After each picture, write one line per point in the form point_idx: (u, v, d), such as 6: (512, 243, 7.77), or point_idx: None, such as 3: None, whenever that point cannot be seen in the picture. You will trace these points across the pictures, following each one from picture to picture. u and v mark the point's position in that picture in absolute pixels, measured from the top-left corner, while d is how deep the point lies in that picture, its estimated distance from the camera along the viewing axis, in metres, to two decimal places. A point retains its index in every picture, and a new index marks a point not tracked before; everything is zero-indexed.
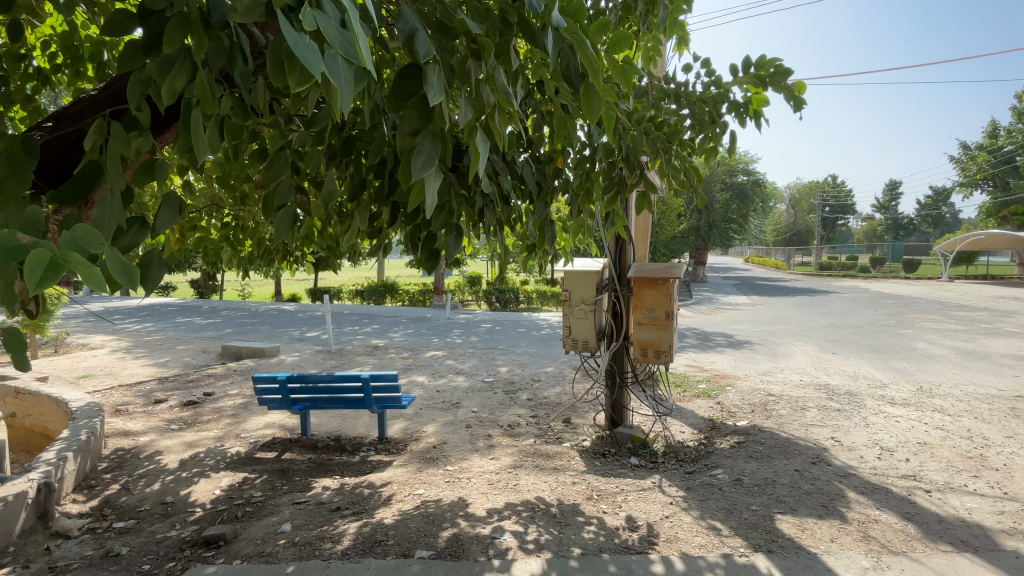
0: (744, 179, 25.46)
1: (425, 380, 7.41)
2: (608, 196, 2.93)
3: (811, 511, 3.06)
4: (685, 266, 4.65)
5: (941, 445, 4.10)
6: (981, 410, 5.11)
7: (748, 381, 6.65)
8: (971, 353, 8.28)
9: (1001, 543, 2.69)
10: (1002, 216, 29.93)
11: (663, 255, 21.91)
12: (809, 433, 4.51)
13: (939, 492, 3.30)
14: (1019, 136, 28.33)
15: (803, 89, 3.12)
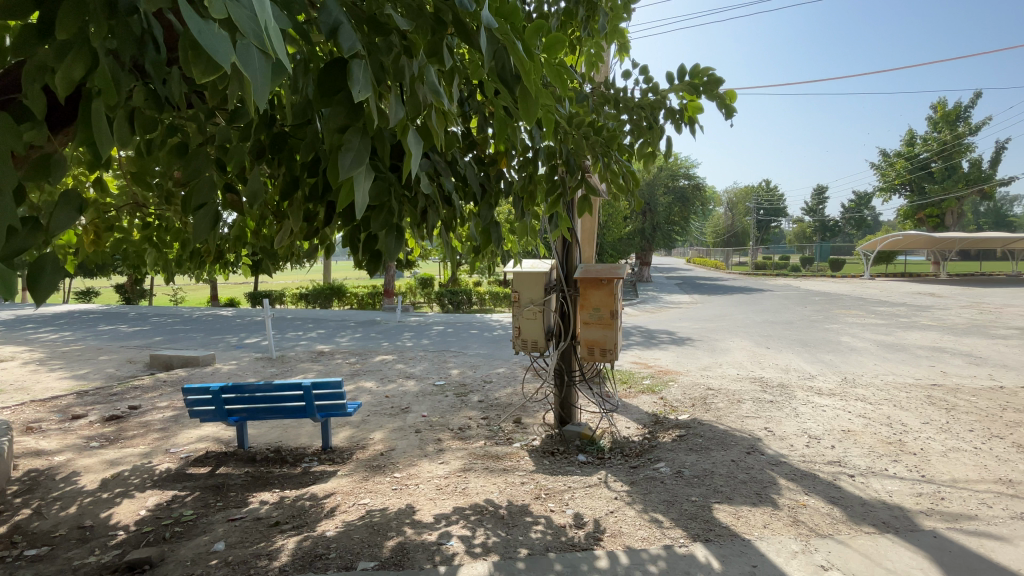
0: (686, 184, 26.43)
1: (373, 385, 7.23)
2: (551, 199, 2.95)
3: (746, 499, 3.22)
4: (629, 267, 4.78)
5: (864, 432, 4.42)
6: (897, 398, 5.55)
7: (689, 376, 6.94)
8: (889, 345, 9.01)
9: (919, 523, 2.90)
10: (914, 219, 32.76)
11: (610, 256, 22.45)
12: (744, 424, 4.75)
13: (861, 476, 3.54)
14: (933, 144, 30.77)
15: (734, 98, 3.27)
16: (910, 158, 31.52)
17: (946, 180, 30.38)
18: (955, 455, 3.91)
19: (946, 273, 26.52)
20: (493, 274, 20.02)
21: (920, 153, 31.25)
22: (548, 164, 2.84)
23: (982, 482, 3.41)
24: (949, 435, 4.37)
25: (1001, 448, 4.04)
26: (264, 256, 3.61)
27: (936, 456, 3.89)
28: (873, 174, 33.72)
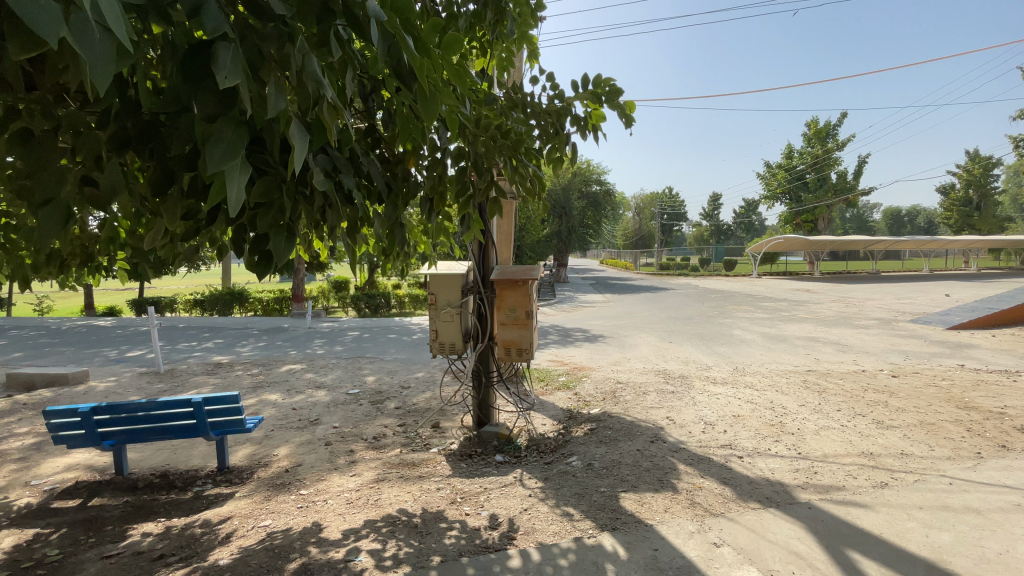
0: (598, 189, 27.56)
1: (279, 398, 6.75)
2: (461, 201, 2.91)
3: (649, 486, 3.41)
4: (544, 267, 4.88)
5: (751, 416, 4.88)
6: (779, 384, 6.20)
7: (601, 371, 7.26)
8: (773, 336, 10.04)
9: (796, 496, 3.24)
10: (793, 224, 36.94)
11: (529, 258, 22.92)
12: (649, 414, 5.05)
13: (749, 457, 3.90)
14: (807, 158, 34.86)
15: (633, 108, 3.46)
16: (789, 170, 35.44)
17: (818, 190, 34.57)
18: (825, 433, 4.42)
19: (819, 271, 30.18)
20: (411, 276, 19.59)
21: (796, 166, 35.24)
22: (457, 165, 2.78)
23: (847, 456, 3.90)
24: (821, 415, 4.95)
25: (861, 424, 4.65)
26: (141, 260, 3.23)
27: (810, 434, 4.38)
28: (760, 184, 37.48)
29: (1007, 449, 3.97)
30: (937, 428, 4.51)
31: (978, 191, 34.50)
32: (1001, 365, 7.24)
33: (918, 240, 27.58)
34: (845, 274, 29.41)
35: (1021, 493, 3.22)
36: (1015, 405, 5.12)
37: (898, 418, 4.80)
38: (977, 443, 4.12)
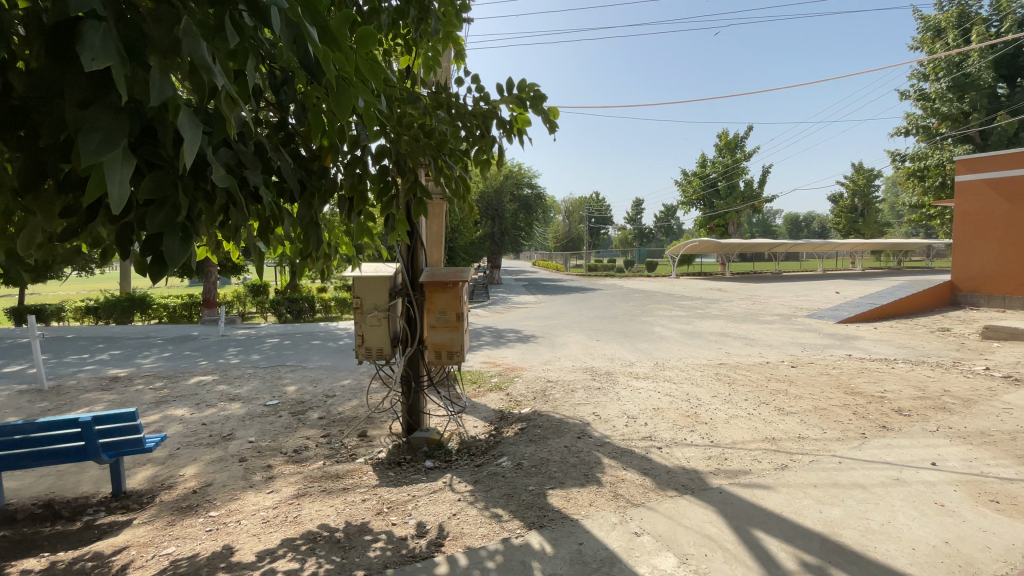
0: (529, 192, 27.96)
1: (186, 412, 6.19)
2: (382, 201, 2.82)
3: (575, 481, 3.50)
4: (474, 270, 4.85)
5: (670, 409, 5.17)
6: (695, 377, 6.62)
7: (532, 370, 7.38)
8: (690, 332, 10.71)
9: (709, 482, 3.47)
10: (707, 227, 39.74)
11: (461, 260, 22.78)
12: (576, 411, 5.19)
13: (667, 447, 4.12)
14: (719, 167, 37.60)
15: (556, 114, 3.54)
16: (704, 177, 38.05)
17: (728, 197, 37.44)
18: (735, 421, 4.77)
19: (730, 271, 32.63)
20: (337, 278, 18.79)
21: (710, 174, 37.90)
22: (378, 164, 2.69)
23: (754, 442, 4.23)
24: (730, 404, 5.34)
25: (766, 411, 5.08)
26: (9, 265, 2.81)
27: (722, 423, 4.71)
28: (678, 189, 39.88)
29: (885, 429, 4.50)
30: (829, 412, 5.02)
31: (861, 200, 39.00)
32: (880, 354, 8.22)
33: (812, 243, 30.69)
34: (753, 274, 32.04)
35: (896, 467, 3.66)
36: (891, 389, 5.82)
37: (797, 405, 5.29)
38: (861, 425, 4.63)
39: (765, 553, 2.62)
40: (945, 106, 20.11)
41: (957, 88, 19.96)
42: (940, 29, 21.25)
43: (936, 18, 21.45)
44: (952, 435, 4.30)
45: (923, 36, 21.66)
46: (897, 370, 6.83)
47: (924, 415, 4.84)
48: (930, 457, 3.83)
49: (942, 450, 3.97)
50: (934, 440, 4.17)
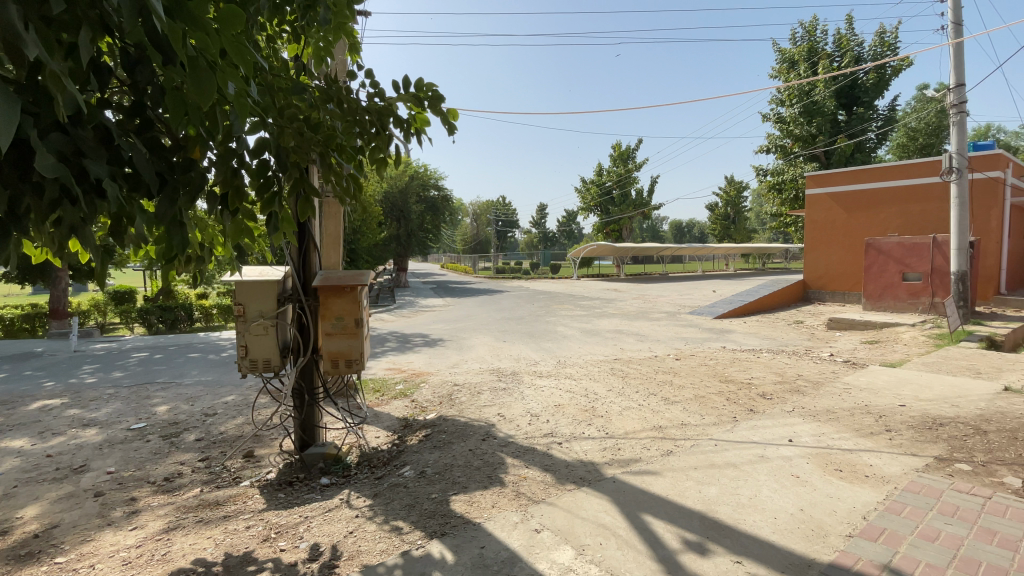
0: (436, 194, 27.59)
1: (24, 443, 5.21)
2: (262, 199, 2.58)
3: (478, 484, 3.50)
4: (373, 273, 4.65)
5: (570, 404, 5.37)
6: (594, 373, 6.96)
7: (438, 375, 7.27)
8: (590, 330, 11.24)
9: (604, 472, 3.65)
10: (605, 232, 42.09)
11: (364, 262, 21.84)
12: (481, 413, 5.19)
13: (567, 442, 4.27)
14: (615, 175, 40.09)
15: (455, 116, 3.52)
16: (600, 185, 40.28)
17: (623, 204, 40.08)
18: (629, 412, 5.08)
19: (625, 273, 34.86)
20: (221, 284, 17.01)
21: (606, 182, 40.20)
22: (257, 157, 2.46)
23: (644, 431, 4.53)
24: (625, 397, 5.68)
25: (655, 402, 5.48)
26: None
27: (617, 415, 4.99)
28: (578, 195, 41.78)
29: (752, 411, 5.07)
30: (707, 400, 5.55)
31: (732, 208, 43.82)
32: (748, 345, 9.26)
33: (694, 249, 33.86)
34: (644, 275, 34.52)
35: (761, 446, 4.13)
36: (757, 376, 6.58)
37: (680, 394, 5.78)
38: (734, 409, 5.18)
39: (653, 535, 2.81)
40: (798, 128, 23.30)
41: (807, 113, 23.17)
42: (794, 60, 24.54)
43: (791, 51, 24.69)
44: (804, 413, 4.95)
45: (781, 66, 24.88)
46: (762, 359, 7.74)
47: (783, 398, 5.53)
48: (787, 434, 4.38)
49: (797, 427, 4.57)
50: (790, 419, 4.79)
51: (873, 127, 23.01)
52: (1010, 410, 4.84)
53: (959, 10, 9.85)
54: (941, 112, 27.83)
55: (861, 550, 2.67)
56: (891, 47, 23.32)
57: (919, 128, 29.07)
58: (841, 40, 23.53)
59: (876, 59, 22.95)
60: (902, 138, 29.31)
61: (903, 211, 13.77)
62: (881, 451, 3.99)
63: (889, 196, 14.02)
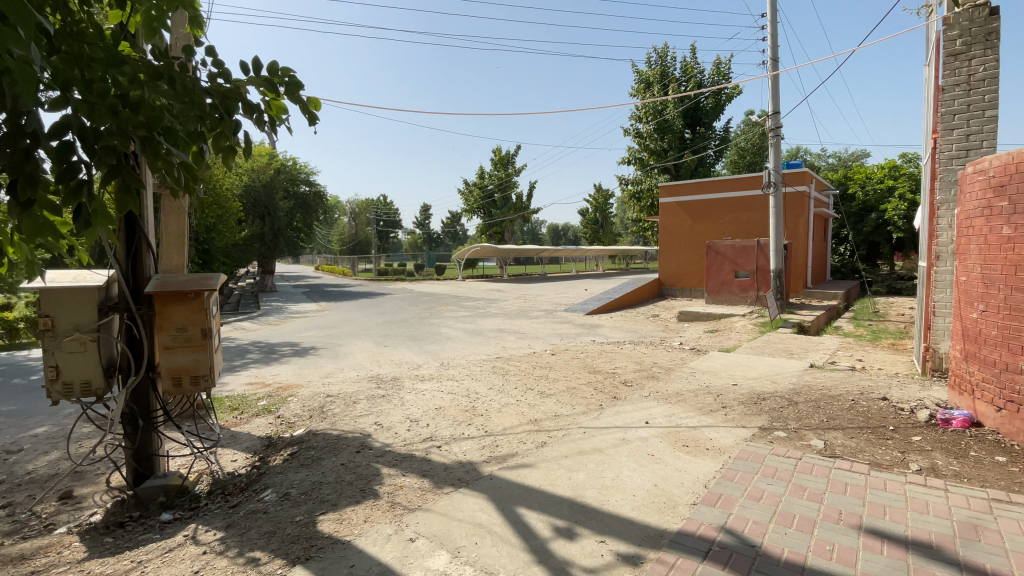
0: (307, 191, 25.76)
1: None
2: (68, 188, 2.16)
3: (350, 500, 3.31)
4: (223, 277, 4.14)
5: (450, 406, 5.34)
6: (476, 373, 7.01)
7: (309, 386, 6.74)
8: (472, 331, 11.34)
9: (481, 471, 3.68)
10: (488, 234, 42.60)
11: (222, 264, 19.49)
12: (356, 424, 4.93)
13: (446, 445, 4.23)
14: (496, 178, 40.94)
15: (316, 105, 3.28)
16: (482, 188, 40.82)
17: (504, 207, 41.17)
18: (507, 409, 5.21)
19: (507, 274, 35.82)
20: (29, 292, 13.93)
21: (488, 185, 40.88)
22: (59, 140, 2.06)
23: (521, 426, 4.67)
24: (503, 394, 5.81)
25: (532, 397, 5.68)
26: None
27: (496, 412, 5.08)
28: (461, 197, 41.90)
29: (617, 399, 5.52)
30: (579, 391, 5.90)
31: (602, 213, 47.45)
32: (615, 338, 10.09)
33: (570, 251, 35.88)
34: (525, 276, 35.79)
35: (623, 429, 4.51)
36: (621, 366, 7.17)
37: (555, 388, 6.07)
38: (601, 398, 5.58)
39: (526, 527, 2.90)
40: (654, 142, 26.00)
41: (660, 130, 25.96)
42: (648, 81, 27.30)
43: (647, 73, 27.38)
44: (660, 397, 5.52)
45: (638, 86, 27.49)
46: (627, 350, 8.46)
47: (642, 385, 6.10)
48: (645, 417, 4.84)
49: (653, 410, 5.07)
50: (647, 403, 5.30)
51: (713, 144, 26.53)
52: (813, 383, 5.92)
53: (775, 49, 11.74)
54: (763, 135, 33.13)
55: (702, 515, 3.03)
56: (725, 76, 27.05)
57: (747, 148, 34.30)
58: (687, 66, 26.73)
59: (714, 86, 26.46)
60: (735, 156, 34.31)
61: (735, 218, 16.08)
62: (719, 425, 4.60)
63: (726, 205, 16.25)
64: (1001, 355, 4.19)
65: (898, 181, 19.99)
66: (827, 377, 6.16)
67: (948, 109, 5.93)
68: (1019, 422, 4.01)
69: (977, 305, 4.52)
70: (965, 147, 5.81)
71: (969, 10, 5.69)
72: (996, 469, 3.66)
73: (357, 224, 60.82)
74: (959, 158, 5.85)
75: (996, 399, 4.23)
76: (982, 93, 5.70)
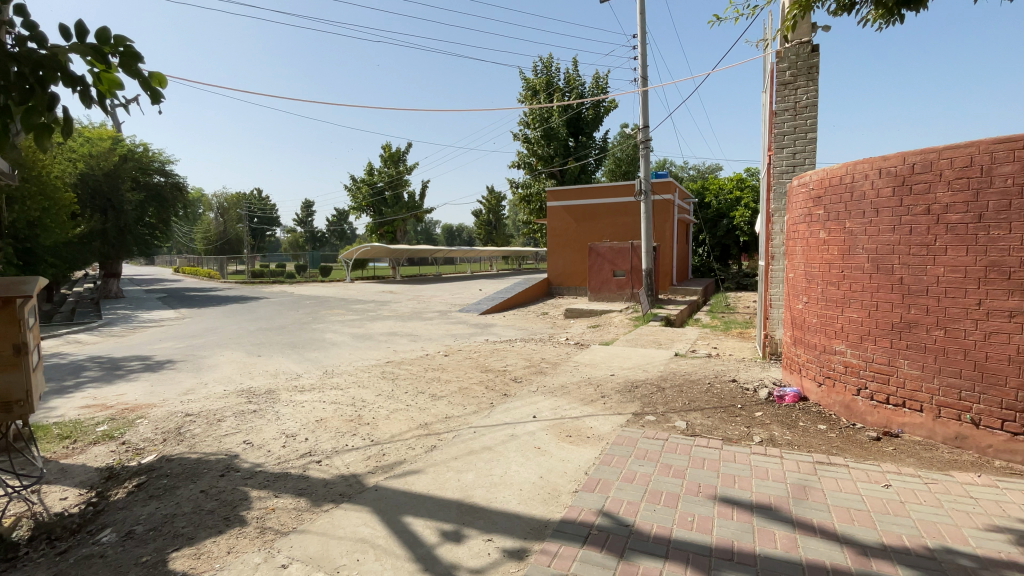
0: (161, 181, 22.84)
1: None
2: None
3: (211, 530, 2.96)
4: (43, 281, 3.46)
5: (333, 417, 5.03)
6: (362, 379, 6.70)
7: (164, 406, 5.91)
8: (360, 335, 10.82)
9: (365, 482, 3.52)
10: (378, 233, 41.01)
11: (48, 267, 16.30)
12: (221, 444, 4.42)
13: (327, 458, 3.98)
14: (385, 176, 39.57)
15: (161, 82, 2.88)
16: (371, 185, 39.14)
17: (394, 206, 39.92)
18: (396, 415, 5.04)
19: (400, 275, 34.77)
20: None
21: (377, 182, 39.32)
22: None
23: (409, 431, 4.55)
24: (391, 399, 5.63)
25: (421, 400, 5.58)
26: None
27: (383, 419, 4.90)
28: (348, 194, 39.79)
29: (506, 396, 5.63)
30: (469, 390, 5.93)
31: (494, 215, 48.26)
32: (506, 336, 10.30)
33: (464, 252, 35.86)
34: (418, 276, 35.04)
35: (512, 425, 4.61)
36: (510, 363, 7.34)
37: (445, 389, 6.02)
38: (491, 396, 5.66)
39: (411, 536, 2.82)
40: (541, 148, 27.13)
41: (546, 137, 27.17)
42: (535, 89, 28.37)
43: (533, 81, 28.40)
44: (546, 391, 5.74)
45: (525, 93, 28.42)
46: (517, 348, 8.68)
47: (530, 381, 6.29)
48: (533, 412, 5.00)
49: (540, 404, 5.26)
50: (535, 398, 5.49)
51: (594, 153, 28.29)
52: (678, 370, 6.58)
53: (645, 68, 12.85)
54: (636, 147, 36.19)
55: (583, 501, 3.21)
56: (604, 90, 29.08)
57: (623, 158, 37.28)
58: (570, 78, 28.19)
59: (594, 99, 28.28)
60: (614, 164, 37.05)
61: (613, 222, 17.36)
62: (599, 414, 4.91)
63: (605, 210, 17.47)
64: (821, 339, 5.02)
65: (743, 192, 23.07)
66: (689, 364, 6.90)
67: (779, 131, 6.95)
68: (834, 395, 4.84)
69: (802, 297, 5.36)
70: (791, 163, 6.89)
71: (795, 47, 6.76)
72: (817, 436, 4.38)
73: (228, 221, 54.82)
74: (787, 173, 6.93)
75: (817, 376, 5.06)
76: (804, 118, 6.77)
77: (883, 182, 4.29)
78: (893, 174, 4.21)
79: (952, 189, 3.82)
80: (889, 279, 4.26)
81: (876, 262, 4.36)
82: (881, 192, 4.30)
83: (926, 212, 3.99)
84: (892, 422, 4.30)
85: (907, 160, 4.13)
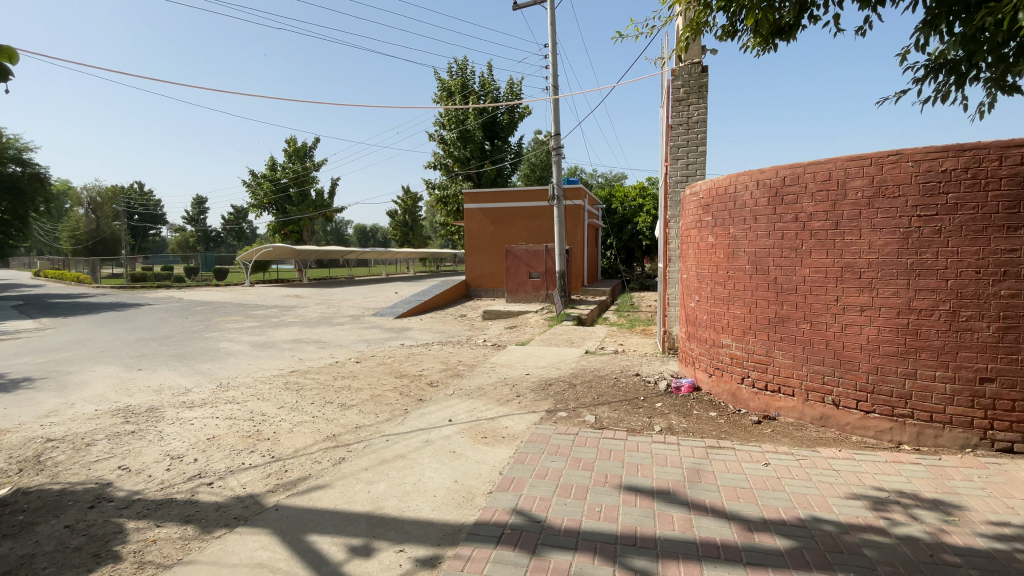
0: (15, 171, 19.51)
1: None
2: None
3: (77, 571, 2.59)
4: None
5: (228, 434, 4.62)
6: (264, 391, 6.23)
7: (16, 431, 5.06)
8: (261, 343, 10.05)
9: (265, 502, 3.28)
10: (282, 233, 38.33)
11: None
12: (91, 471, 3.89)
13: (220, 479, 3.65)
14: (291, 172, 37.08)
15: (13, 58, 2.46)
16: (274, 181, 36.50)
17: (300, 204, 37.55)
18: (301, 428, 4.75)
19: (308, 278, 32.75)
20: None
21: (281, 179, 36.72)
22: None
23: (315, 444, 4.31)
24: (296, 411, 5.29)
25: (329, 410, 5.30)
26: None
27: (285, 433, 4.59)
28: (247, 190, 36.77)
29: (420, 401, 5.52)
30: (381, 397, 5.74)
31: (410, 216, 47.19)
32: (422, 340, 10.11)
33: (378, 253, 34.61)
34: (329, 279, 33.27)
35: (426, 431, 4.54)
36: (425, 367, 7.22)
37: (356, 397, 5.78)
38: (404, 402, 5.52)
39: (316, 555, 2.68)
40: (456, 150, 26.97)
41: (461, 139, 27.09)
42: (449, 90, 28.17)
43: (448, 82, 28.21)
44: (462, 394, 5.72)
45: (440, 94, 28.14)
46: (432, 351, 8.55)
47: (445, 384, 6.22)
48: (447, 416, 4.96)
49: (455, 407, 5.23)
50: (449, 401, 5.45)
51: (509, 157, 28.67)
52: (588, 367, 6.87)
53: (556, 78, 13.28)
54: (548, 153, 37.28)
55: (497, 502, 3.23)
56: (518, 96, 29.63)
57: (536, 163, 38.22)
58: (485, 82, 28.42)
59: (508, 104, 28.69)
60: (528, 169, 37.87)
61: (528, 225, 17.73)
62: (513, 413, 4.99)
63: (520, 213, 17.81)
64: (710, 334, 5.51)
65: (646, 200, 24.61)
66: (598, 361, 7.23)
67: (675, 143, 7.51)
68: (722, 384, 5.32)
69: (694, 296, 5.84)
70: (685, 173, 7.48)
71: (688, 67, 7.34)
72: (708, 422, 4.79)
73: (101, 217, 48.29)
74: (682, 182, 7.51)
75: (708, 367, 5.54)
76: (696, 133, 7.40)
77: (760, 192, 4.80)
78: (768, 186, 4.73)
79: (815, 200, 4.37)
80: (766, 279, 4.78)
81: (756, 264, 4.87)
82: (759, 202, 4.81)
83: (795, 220, 4.53)
84: (770, 406, 4.82)
85: (779, 173, 4.65)
